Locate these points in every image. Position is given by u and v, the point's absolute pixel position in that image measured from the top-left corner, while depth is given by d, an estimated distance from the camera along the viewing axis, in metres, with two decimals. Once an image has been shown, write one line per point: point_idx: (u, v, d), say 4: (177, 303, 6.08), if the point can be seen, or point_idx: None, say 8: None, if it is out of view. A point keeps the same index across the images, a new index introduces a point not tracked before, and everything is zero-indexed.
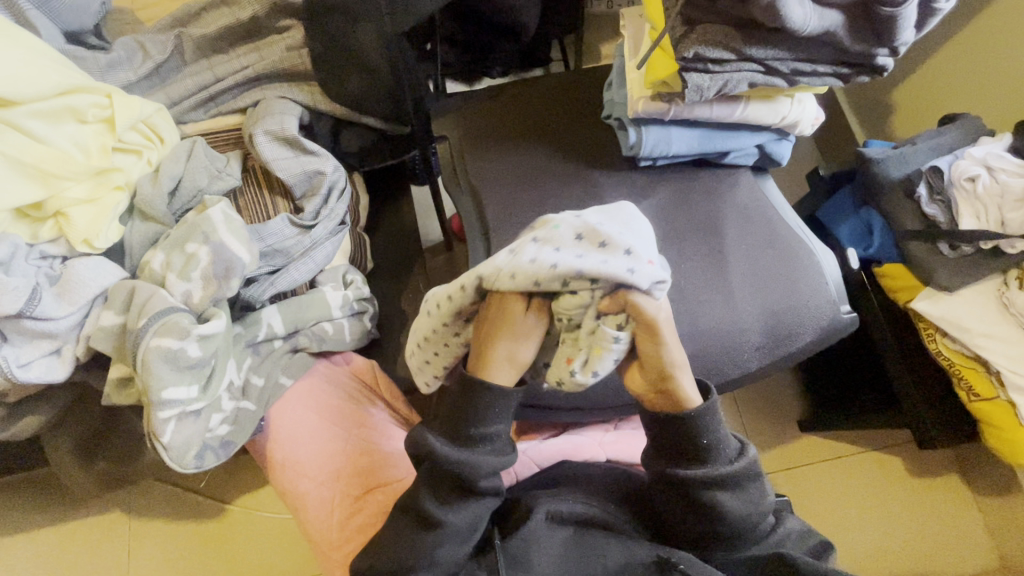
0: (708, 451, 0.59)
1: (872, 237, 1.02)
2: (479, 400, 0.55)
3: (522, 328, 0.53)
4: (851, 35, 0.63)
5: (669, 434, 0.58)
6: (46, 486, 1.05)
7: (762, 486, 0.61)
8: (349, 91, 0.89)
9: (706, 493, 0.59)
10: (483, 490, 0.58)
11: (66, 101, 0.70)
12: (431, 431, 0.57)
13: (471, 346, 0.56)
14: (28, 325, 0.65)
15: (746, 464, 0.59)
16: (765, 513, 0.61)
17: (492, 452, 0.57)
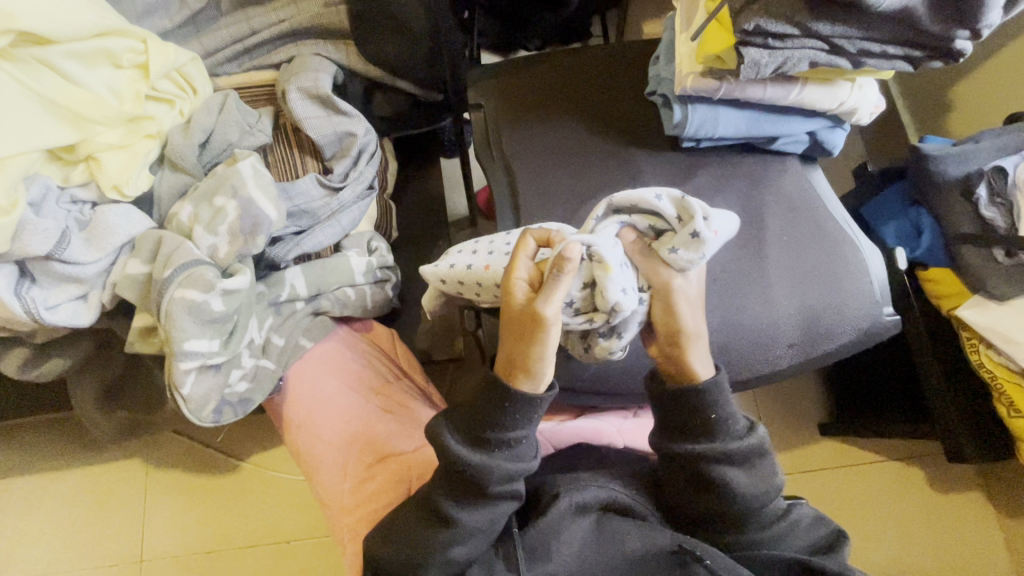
0: (717, 424, 0.58)
1: (920, 239, 0.97)
2: (499, 396, 0.55)
3: (521, 322, 0.52)
4: (930, 14, 0.58)
5: (674, 407, 0.58)
6: (69, 430, 1.08)
7: (772, 462, 0.60)
8: (384, 52, 0.87)
9: (715, 469, 0.58)
10: (496, 493, 0.58)
11: (102, 44, 0.68)
12: (446, 424, 0.59)
13: (506, 358, 0.55)
14: (56, 268, 0.65)
15: (755, 439, 0.58)
16: (776, 491, 0.59)
17: (509, 456, 0.58)
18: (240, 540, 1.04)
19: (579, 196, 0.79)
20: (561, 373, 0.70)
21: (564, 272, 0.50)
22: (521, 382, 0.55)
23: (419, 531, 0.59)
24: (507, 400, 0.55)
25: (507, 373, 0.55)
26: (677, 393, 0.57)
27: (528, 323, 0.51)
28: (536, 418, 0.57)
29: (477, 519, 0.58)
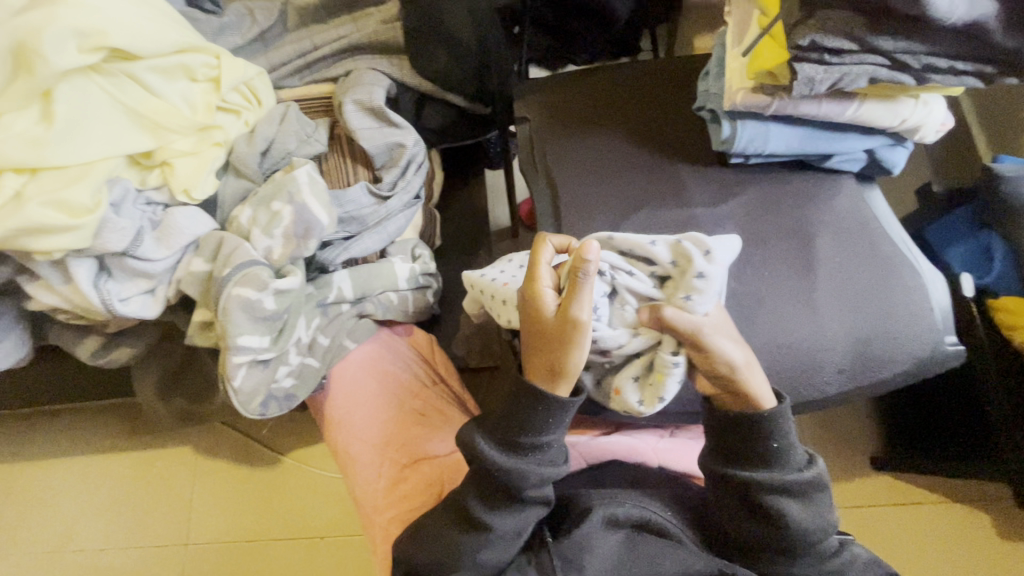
0: (777, 455, 0.58)
1: (991, 265, 0.93)
2: (532, 402, 0.56)
3: (558, 328, 0.54)
4: (1005, 29, 0.55)
5: (735, 434, 0.58)
6: (131, 415, 1.15)
7: (830, 499, 0.59)
8: (436, 66, 0.91)
9: (769, 498, 0.58)
10: (528, 499, 0.59)
11: (181, 59, 0.74)
12: (479, 432, 0.60)
13: (544, 368, 0.56)
14: (130, 264, 0.70)
15: (814, 474, 0.58)
16: (831, 528, 0.59)
17: (542, 461, 0.59)
18: (279, 531, 1.08)
19: (621, 211, 0.79)
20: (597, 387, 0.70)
21: (589, 274, 0.53)
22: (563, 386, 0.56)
23: (450, 533, 0.60)
24: (543, 406, 0.56)
25: (545, 382, 0.56)
26: (739, 418, 0.57)
27: (565, 326, 0.53)
28: (563, 421, 0.58)
29: (503, 524, 0.59)
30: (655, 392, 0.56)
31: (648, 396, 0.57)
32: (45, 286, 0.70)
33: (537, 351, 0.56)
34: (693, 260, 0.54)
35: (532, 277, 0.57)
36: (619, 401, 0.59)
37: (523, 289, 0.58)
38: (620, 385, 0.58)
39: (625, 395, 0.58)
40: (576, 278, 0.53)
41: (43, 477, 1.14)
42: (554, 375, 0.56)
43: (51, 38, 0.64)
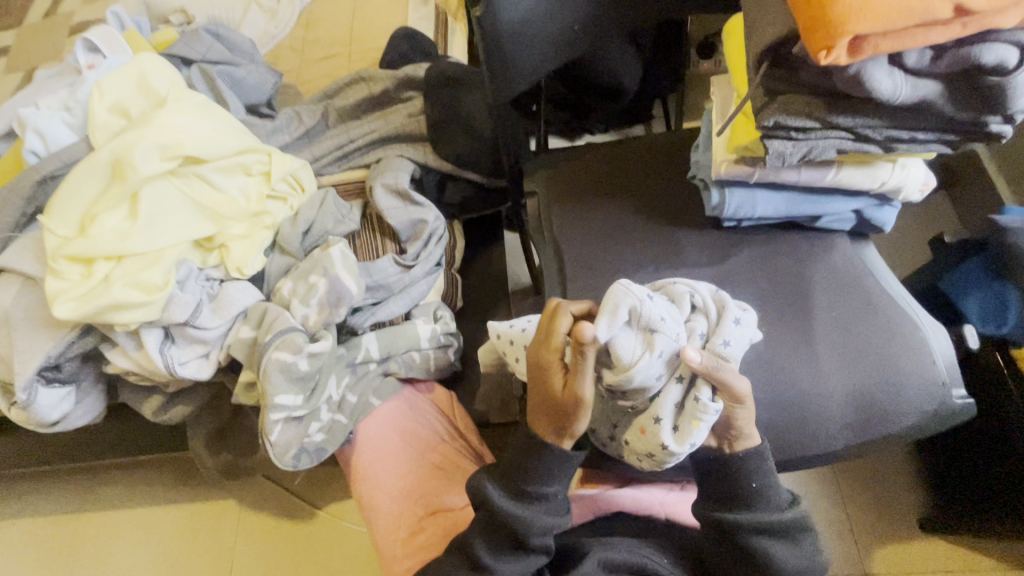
0: (761, 497, 0.62)
1: (1007, 314, 0.91)
2: (537, 452, 0.62)
3: (564, 395, 0.59)
4: (952, 104, 0.60)
5: (718, 477, 0.63)
6: (185, 469, 1.26)
7: (812, 538, 0.64)
8: (456, 151, 1.03)
9: (756, 540, 0.62)
10: (532, 546, 0.63)
11: (239, 159, 0.88)
12: (490, 478, 0.65)
13: (548, 424, 0.61)
14: (189, 332, 0.82)
15: (797, 514, 0.63)
16: (816, 567, 0.63)
17: (546, 510, 0.63)
18: None
19: (623, 274, 0.85)
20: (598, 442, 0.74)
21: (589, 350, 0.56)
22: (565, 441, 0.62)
23: None
24: (547, 458, 0.62)
25: (550, 435, 0.62)
26: (721, 461, 0.63)
27: (570, 396, 0.58)
28: (565, 473, 0.63)
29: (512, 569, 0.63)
30: (686, 435, 0.59)
31: (677, 439, 0.59)
32: (121, 352, 0.82)
33: (544, 411, 0.61)
34: (728, 308, 0.61)
35: (545, 344, 0.60)
36: (646, 442, 0.61)
37: (535, 350, 0.60)
38: (645, 424, 0.61)
39: (651, 434, 0.60)
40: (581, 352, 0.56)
41: (105, 528, 1.23)
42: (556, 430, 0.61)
43: (141, 154, 0.79)
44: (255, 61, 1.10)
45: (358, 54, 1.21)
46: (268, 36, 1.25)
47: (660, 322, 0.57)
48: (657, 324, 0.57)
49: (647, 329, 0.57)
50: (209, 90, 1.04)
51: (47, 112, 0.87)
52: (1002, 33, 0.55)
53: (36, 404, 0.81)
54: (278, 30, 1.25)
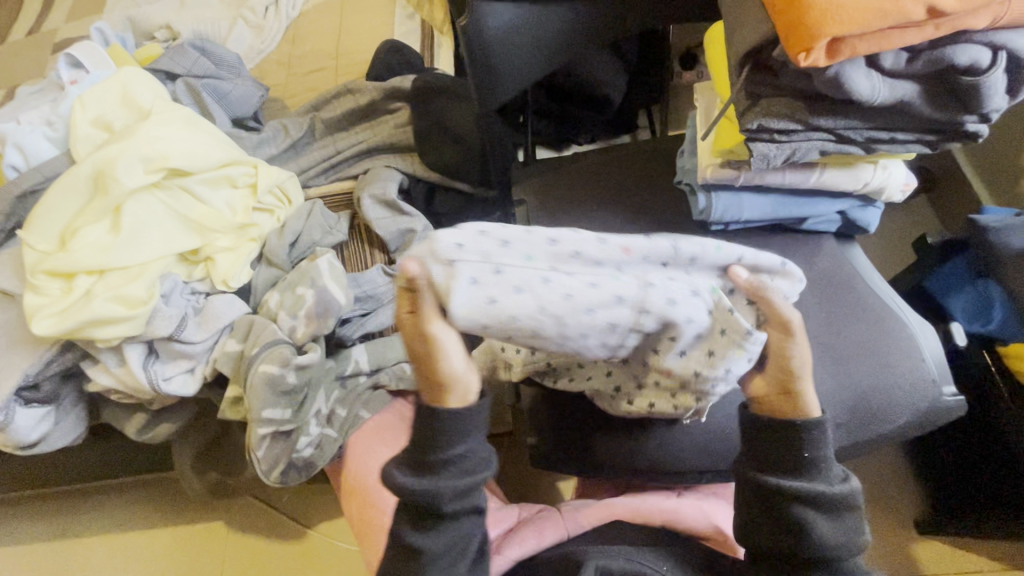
0: (812, 465, 0.56)
1: (992, 314, 0.94)
2: (432, 420, 0.55)
3: (416, 344, 0.53)
4: (929, 105, 0.61)
5: (767, 436, 0.56)
6: (170, 491, 1.22)
7: (859, 520, 0.57)
8: (443, 161, 1.03)
9: (797, 508, 0.55)
10: (454, 514, 0.56)
11: (225, 171, 0.87)
12: (392, 463, 0.58)
13: (423, 380, 0.56)
14: (174, 347, 0.80)
15: (847, 490, 0.56)
16: (857, 549, 0.56)
17: (459, 474, 0.55)
18: None
19: None
20: (586, 447, 0.75)
21: (421, 285, 0.50)
22: (449, 399, 0.56)
23: None
24: (442, 419, 0.54)
25: (428, 392, 0.56)
26: (770, 420, 0.56)
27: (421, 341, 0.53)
28: (468, 425, 0.55)
29: (435, 545, 0.56)
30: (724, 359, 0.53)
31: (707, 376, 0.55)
32: (104, 368, 0.80)
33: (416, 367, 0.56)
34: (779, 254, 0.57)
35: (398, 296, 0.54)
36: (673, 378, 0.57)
37: None
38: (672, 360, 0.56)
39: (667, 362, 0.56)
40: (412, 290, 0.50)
41: (87, 555, 1.19)
42: (436, 389, 0.56)
43: (123, 166, 0.78)
44: (241, 75, 1.10)
45: (345, 68, 1.21)
46: (255, 51, 1.25)
47: (449, 266, 0.48)
48: (447, 270, 0.48)
49: (433, 274, 0.49)
50: (195, 104, 1.03)
51: (28, 126, 0.86)
52: (973, 34, 0.56)
53: (13, 424, 0.78)
54: (264, 45, 1.25)
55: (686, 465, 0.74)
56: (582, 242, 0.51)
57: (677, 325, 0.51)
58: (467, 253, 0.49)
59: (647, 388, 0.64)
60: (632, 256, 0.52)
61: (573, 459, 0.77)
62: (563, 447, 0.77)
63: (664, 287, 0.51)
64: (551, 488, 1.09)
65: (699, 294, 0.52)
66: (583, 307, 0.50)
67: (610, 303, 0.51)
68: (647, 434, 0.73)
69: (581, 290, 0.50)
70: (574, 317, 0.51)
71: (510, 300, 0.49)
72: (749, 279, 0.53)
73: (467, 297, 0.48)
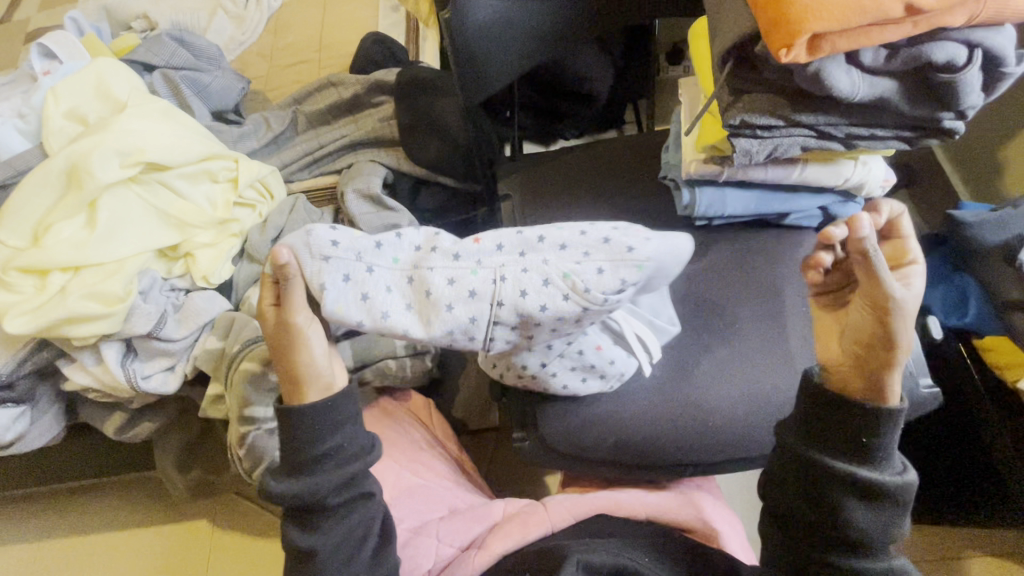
0: (869, 454, 0.54)
1: (968, 306, 0.95)
2: (294, 419, 0.58)
3: (279, 335, 0.58)
4: (908, 102, 0.62)
5: (830, 415, 0.55)
6: (152, 490, 1.21)
7: (903, 517, 0.54)
8: (428, 155, 1.03)
9: (843, 489, 0.54)
10: (342, 505, 0.59)
11: (204, 165, 0.86)
12: (268, 474, 0.60)
13: (282, 375, 0.60)
14: (153, 344, 0.79)
15: (902, 485, 0.53)
16: (894, 540, 0.54)
17: (342, 466, 0.59)
18: None
19: None
20: (569, 443, 0.76)
21: (288, 278, 0.55)
22: (307, 394, 0.60)
23: None
24: (306, 415, 0.58)
25: (284, 387, 0.60)
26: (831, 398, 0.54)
27: (285, 332, 0.58)
28: (339, 420, 0.59)
29: (329, 543, 0.59)
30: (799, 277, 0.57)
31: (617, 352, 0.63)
32: (81, 367, 0.79)
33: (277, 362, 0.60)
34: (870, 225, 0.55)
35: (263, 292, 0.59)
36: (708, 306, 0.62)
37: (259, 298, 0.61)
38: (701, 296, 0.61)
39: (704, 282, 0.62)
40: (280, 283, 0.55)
41: (67, 555, 1.17)
42: (295, 384, 0.60)
43: (98, 160, 0.76)
44: (221, 67, 1.08)
45: (328, 60, 1.19)
46: (236, 42, 1.23)
47: (322, 260, 0.54)
48: (318, 263, 0.54)
49: (304, 268, 0.54)
50: (173, 96, 1.01)
51: None
52: (950, 32, 0.57)
53: None
54: (245, 36, 1.23)
55: (670, 459, 0.75)
56: (440, 241, 0.58)
57: (531, 314, 0.55)
58: (340, 249, 0.55)
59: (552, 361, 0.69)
60: (488, 249, 0.57)
61: (559, 453, 0.77)
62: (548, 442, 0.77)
63: (515, 280, 0.55)
64: (537, 482, 1.10)
65: (552, 281, 0.55)
66: (446, 301, 0.55)
67: (467, 297, 0.55)
68: (630, 427, 0.74)
69: (441, 287, 0.55)
70: (439, 311, 0.55)
71: (380, 299, 0.55)
72: (606, 255, 0.55)
73: (338, 295, 0.54)
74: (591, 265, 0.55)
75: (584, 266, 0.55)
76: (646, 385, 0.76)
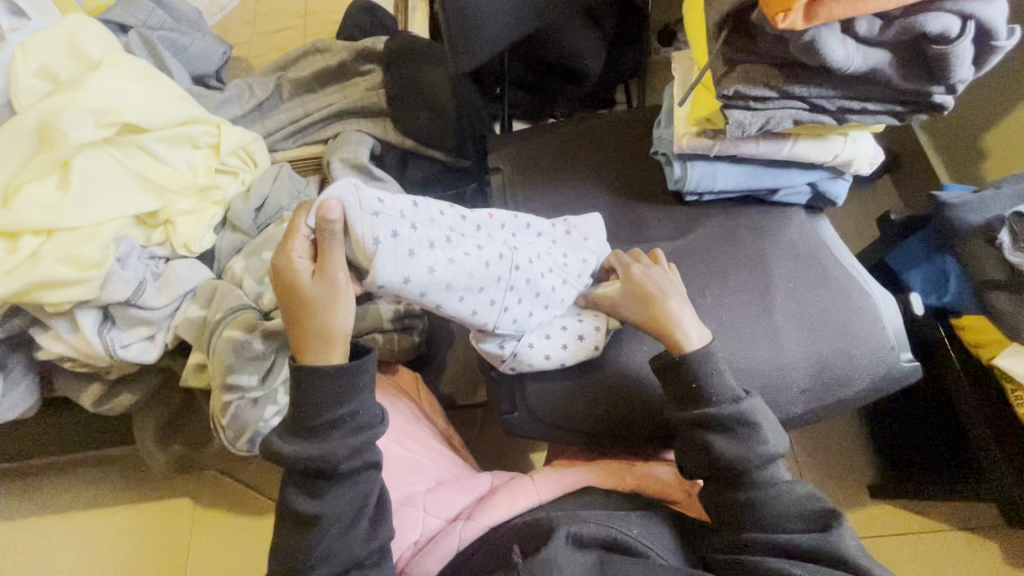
0: (704, 393, 0.65)
1: (947, 286, 1.00)
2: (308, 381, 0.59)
3: (317, 294, 0.59)
4: (899, 74, 0.62)
5: (670, 373, 0.67)
6: (131, 468, 1.18)
7: (762, 434, 0.64)
8: (416, 126, 1.00)
9: (698, 433, 0.65)
10: (353, 471, 0.60)
11: (185, 130, 0.83)
12: (276, 436, 0.61)
13: (304, 336, 0.60)
14: (132, 312, 0.77)
15: (742, 408, 0.64)
16: (764, 461, 0.63)
17: (349, 431, 0.60)
18: None
19: None
20: (563, 416, 0.76)
21: (338, 234, 0.57)
22: (335, 353, 0.61)
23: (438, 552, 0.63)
24: (326, 377, 0.59)
25: (308, 347, 0.60)
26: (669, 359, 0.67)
27: (326, 289, 0.59)
28: (358, 387, 0.61)
29: (335, 508, 0.59)
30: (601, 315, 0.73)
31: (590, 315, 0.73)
32: (55, 335, 0.76)
33: (302, 323, 0.60)
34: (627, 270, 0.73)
35: (284, 251, 0.59)
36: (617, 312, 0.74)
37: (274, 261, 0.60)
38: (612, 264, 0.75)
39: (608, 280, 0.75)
40: (328, 240, 0.57)
41: (43, 534, 1.15)
42: (321, 345, 0.60)
43: (71, 117, 0.72)
44: (202, 30, 1.04)
45: (312, 27, 1.16)
46: (217, 7, 1.18)
47: (373, 216, 0.58)
48: (369, 217, 0.58)
49: (352, 221, 0.57)
50: (150, 57, 0.97)
51: None
52: (944, 3, 0.57)
53: None
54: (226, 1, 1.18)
55: (658, 430, 0.76)
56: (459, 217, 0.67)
57: (539, 279, 0.68)
58: (387, 207, 0.60)
59: (534, 339, 0.71)
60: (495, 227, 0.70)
61: (546, 426, 0.77)
62: (539, 415, 0.77)
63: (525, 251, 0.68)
64: (524, 458, 1.10)
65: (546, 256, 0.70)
66: (479, 259, 0.64)
67: (495, 256, 0.65)
68: (617, 400, 0.75)
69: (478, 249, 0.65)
70: (477, 269, 0.63)
71: (424, 254, 0.61)
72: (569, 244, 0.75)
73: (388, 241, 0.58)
74: (563, 249, 0.73)
75: (560, 250, 0.72)
76: (635, 357, 0.76)
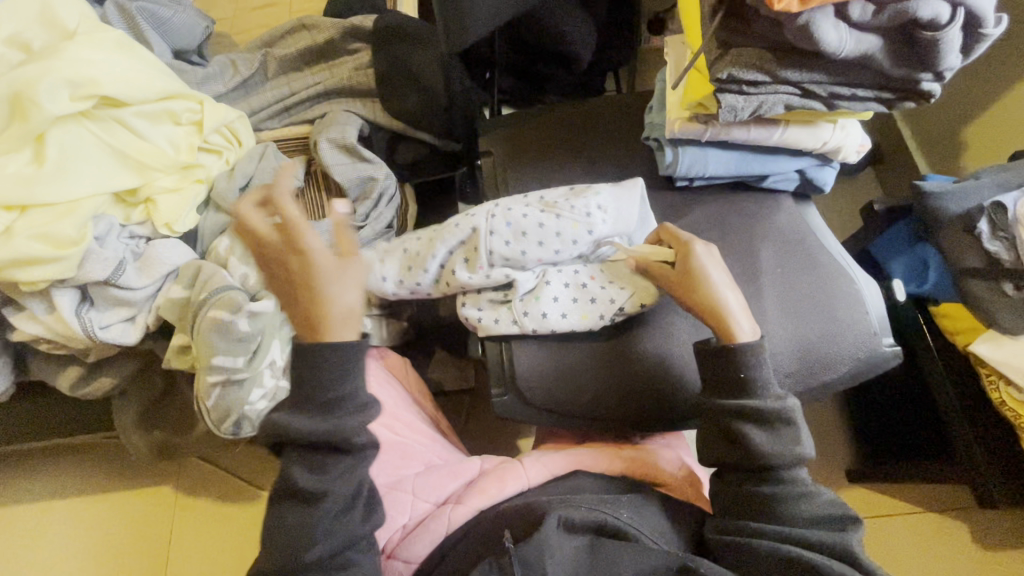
0: (750, 385, 0.65)
1: (927, 274, 1.00)
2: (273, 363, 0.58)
3: (337, 270, 0.59)
4: (889, 60, 0.62)
5: (716, 364, 0.66)
6: (109, 456, 1.16)
7: (796, 434, 0.64)
8: (405, 107, 0.98)
9: (736, 423, 0.64)
10: (358, 446, 0.59)
11: (166, 105, 0.80)
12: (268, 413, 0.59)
13: (314, 314, 0.58)
14: (112, 292, 0.74)
15: (783, 406, 0.64)
16: (795, 461, 0.63)
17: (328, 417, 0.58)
18: None
19: None
20: (556, 400, 0.76)
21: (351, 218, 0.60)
22: (347, 331, 0.59)
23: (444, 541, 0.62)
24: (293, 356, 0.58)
25: (317, 325, 0.58)
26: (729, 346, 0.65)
27: (346, 266, 0.59)
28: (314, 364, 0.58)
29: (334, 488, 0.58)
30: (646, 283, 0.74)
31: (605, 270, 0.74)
32: (31, 315, 0.74)
33: (319, 300, 0.58)
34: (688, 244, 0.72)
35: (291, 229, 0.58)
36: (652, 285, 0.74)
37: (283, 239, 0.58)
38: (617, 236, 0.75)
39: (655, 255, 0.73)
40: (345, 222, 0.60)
41: (20, 522, 1.12)
42: (337, 323, 0.59)
43: (46, 89, 0.70)
44: None
45: (298, 4, 1.13)
46: None
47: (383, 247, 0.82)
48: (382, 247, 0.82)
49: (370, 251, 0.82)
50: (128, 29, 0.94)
51: None
52: None
53: None
54: None
55: (649, 413, 0.77)
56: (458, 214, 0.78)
57: (520, 225, 0.72)
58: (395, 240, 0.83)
59: (553, 288, 0.73)
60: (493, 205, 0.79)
61: (536, 409, 0.77)
62: (528, 398, 0.76)
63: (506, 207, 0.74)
64: (512, 443, 1.11)
65: (533, 206, 0.75)
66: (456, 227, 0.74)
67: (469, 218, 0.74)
68: (606, 381, 0.76)
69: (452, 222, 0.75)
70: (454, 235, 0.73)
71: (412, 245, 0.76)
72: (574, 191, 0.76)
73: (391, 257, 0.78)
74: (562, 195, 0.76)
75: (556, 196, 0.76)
76: (627, 341, 0.77)
